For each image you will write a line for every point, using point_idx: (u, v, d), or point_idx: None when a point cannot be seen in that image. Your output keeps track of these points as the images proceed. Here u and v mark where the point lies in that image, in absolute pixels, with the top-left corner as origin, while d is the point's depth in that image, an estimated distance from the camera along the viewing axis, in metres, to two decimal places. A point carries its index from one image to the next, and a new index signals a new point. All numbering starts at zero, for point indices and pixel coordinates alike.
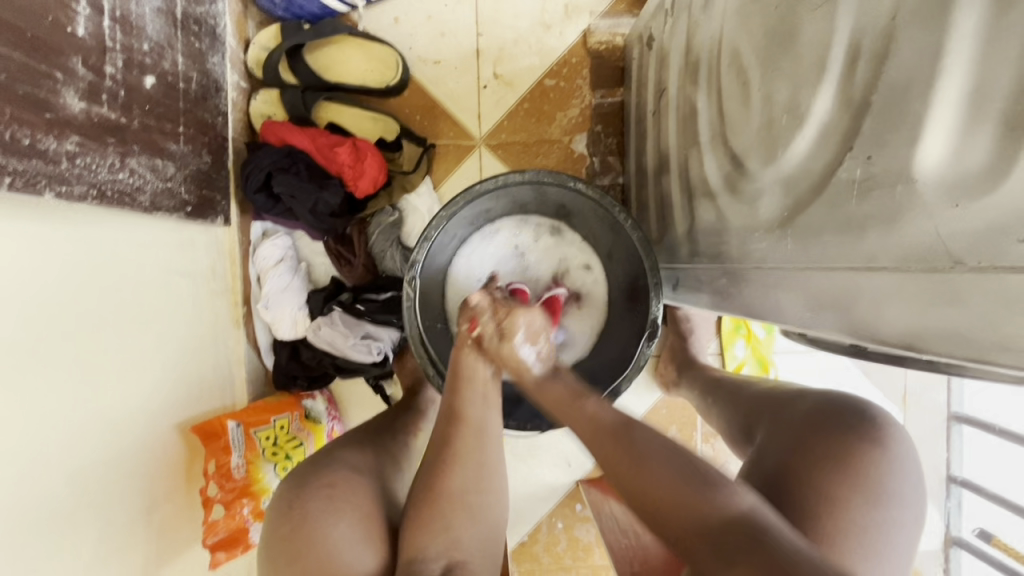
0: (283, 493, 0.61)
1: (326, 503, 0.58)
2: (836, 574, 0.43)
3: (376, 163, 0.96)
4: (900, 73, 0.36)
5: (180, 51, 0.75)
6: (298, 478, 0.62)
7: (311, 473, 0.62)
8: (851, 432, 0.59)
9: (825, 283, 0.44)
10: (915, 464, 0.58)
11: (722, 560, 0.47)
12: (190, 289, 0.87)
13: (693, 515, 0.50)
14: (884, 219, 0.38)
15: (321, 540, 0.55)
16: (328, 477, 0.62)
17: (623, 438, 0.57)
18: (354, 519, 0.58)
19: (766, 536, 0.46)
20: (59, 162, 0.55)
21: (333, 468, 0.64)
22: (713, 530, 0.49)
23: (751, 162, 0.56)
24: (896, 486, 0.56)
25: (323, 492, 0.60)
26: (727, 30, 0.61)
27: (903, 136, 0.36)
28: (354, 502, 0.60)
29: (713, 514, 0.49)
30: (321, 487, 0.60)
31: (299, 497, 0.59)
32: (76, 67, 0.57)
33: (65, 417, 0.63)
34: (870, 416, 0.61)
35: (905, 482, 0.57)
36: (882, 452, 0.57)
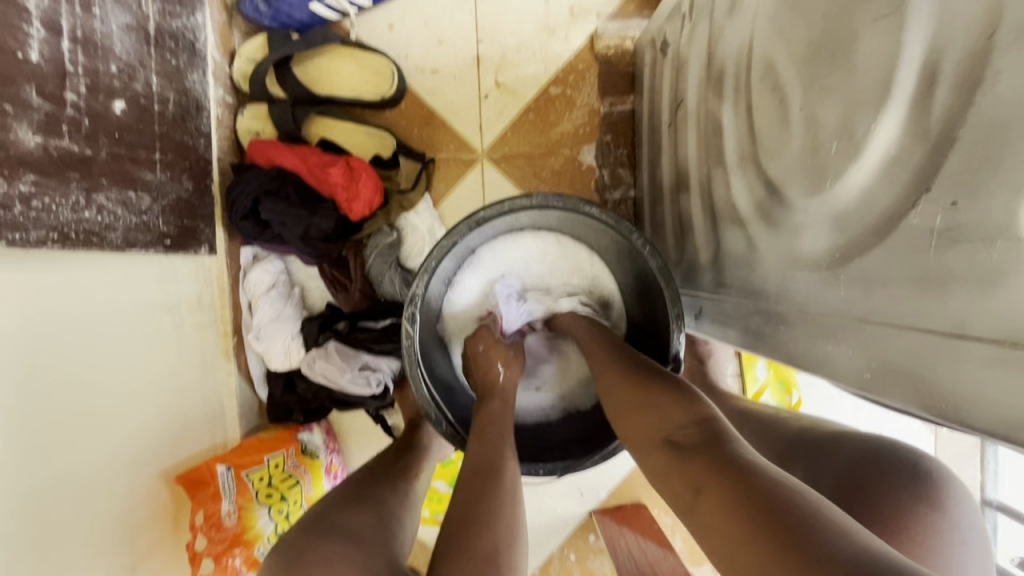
0: (273, 568, 0.55)
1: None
2: (826, 508, 0.38)
3: (371, 184, 0.89)
4: (999, 106, 0.30)
5: (155, 70, 0.69)
6: (287, 557, 0.55)
7: (302, 545, 0.56)
8: (906, 489, 0.52)
9: (891, 344, 0.38)
10: (976, 522, 0.53)
11: (678, 456, 0.47)
12: (175, 324, 0.81)
13: (673, 414, 0.52)
14: (977, 280, 0.31)
15: None
16: (324, 553, 0.55)
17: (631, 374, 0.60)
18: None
19: (732, 442, 0.46)
20: (10, 206, 0.49)
21: (328, 535, 0.57)
22: (673, 431, 0.50)
23: (790, 191, 0.50)
24: (959, 558, 0.50)
25: (317, 570, 0.53)
26: (758, 39, 0.54)
27: (1006, 183, 0.29)
28: None
29: (688, 417, 0.51)
30: (314, 564, 0.53)
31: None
32: (30, 98, 0.51)
33: (31, 482, 0.57)
34: (930, 472, 0.54)
35: (968, 547, 0.51)
36: (943, 516, 0.51)
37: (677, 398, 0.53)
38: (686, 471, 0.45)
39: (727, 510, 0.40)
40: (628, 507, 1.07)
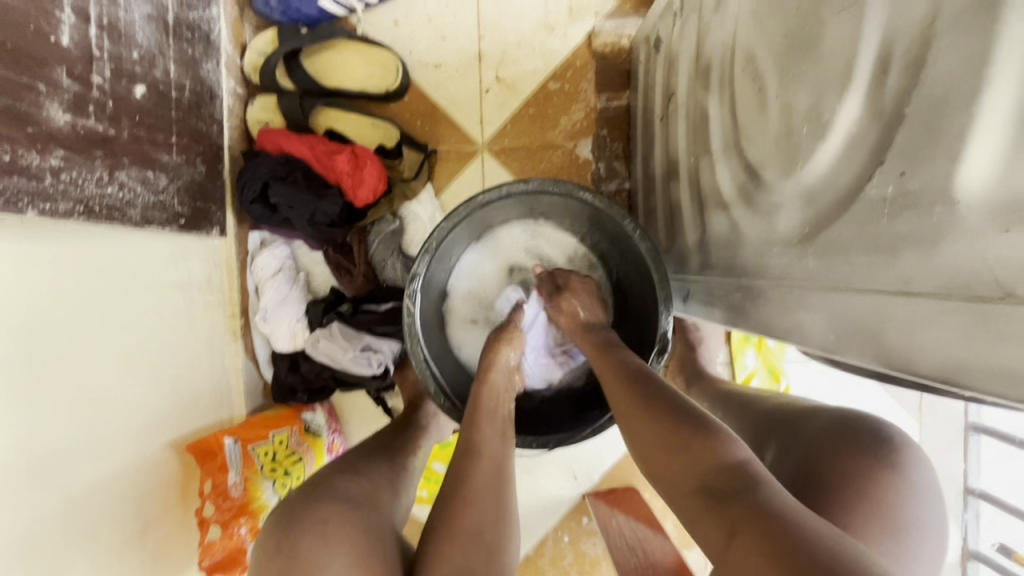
0: (274, 528, 0.58)
1: (320, 543, 0.54)
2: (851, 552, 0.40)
3: (375, 171, 0.93)
4: (939, 85, 0.33)
5: (173, 59, 0.73)
6: (287, 516, 0.57)
7: (303, 506, 0.58)
8: (869, 454, 0.56)
9: (851, 307, 0.41)
10: (937, 488, 0.56)
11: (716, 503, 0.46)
12: (185, 302, 0.85)
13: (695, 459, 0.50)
14: (922, 242, 0.35)
15: None
16: (322, 512, 0.58)
17: (660, 409, 0.56)
18: (351, 557, 0.54)
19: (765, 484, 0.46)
20: (42, 178, 0.52)
21: (327, 499, 0.60)
22: (705, 479, 0.49)
23: (767, 173, 0.54)
24: (917, 517, 0.53)
25: (316, 529, 0.55)
26: (740, 33, 0.58)
27: (945, 154, 0.33)
28: (351, 538, 0.56)
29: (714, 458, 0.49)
30: (314, 524, 0.56)
31: (291, 536, 0.55)
32: (60, 78, 0.55)
33: (53, 442, 0.60)
34: (891, 438, 0.58)
35: (926, 511, 0.54)
36: (902, 477, 0.55)
37: (710, 438, 0.51)
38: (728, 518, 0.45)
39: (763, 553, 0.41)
40: (620, 490, 1.11)
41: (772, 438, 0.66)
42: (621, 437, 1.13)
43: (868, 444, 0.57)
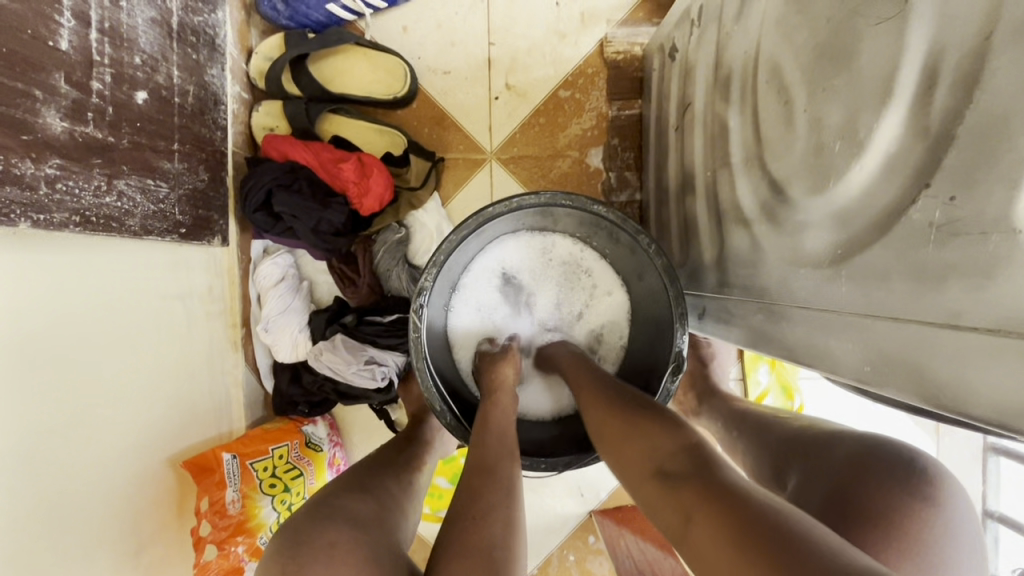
0: (277, 550, 0.55)
1: (325, 568, 0.51)
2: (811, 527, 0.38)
3: (382, 181, 0.91)
4: (997, 104, 0.31)
5: (176, 64, 0.71)
6: (295, 538, 0.55)
7: (308, 528, 0.56)
8: (902, 484, 0.53)
9: (890, 337, 0.39)
10: (975, 529, 0.52)
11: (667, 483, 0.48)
12: (185, 312, 0.83)
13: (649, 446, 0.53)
14: (975, 273, 0.32)
15: None
16: (330, 534, 0.55)
17: (623, 414, 0.59)
18: None
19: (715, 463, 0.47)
20: (36, 188, 0.50)
21: (332, 520, 0.57)
22: (661, 462, 0.51)
23: (793, 191, 0.51)
24: (957, 554, 0.50)
25: (322, 553, 0.53)
26: (765, 44, 0.55)
27: (1004, 179, 0.30)
28: (357, 563, 0.53)
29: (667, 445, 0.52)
30: (319, 547, 0.53)
31: (301, 556, 0.52)
32: (58, 84, 0.53)
33: (43, 462, 0.58)
34: (925, 468, 0.55)
35: (965, 546, 0.51)
36: (940, 511, 0.51)
37: (665, 426, 0.55)
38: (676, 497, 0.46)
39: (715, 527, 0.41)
40: (628, 508, 1.08)
41: (796, 464, 0.63)
42: None
43: (896, 471, 0.54)
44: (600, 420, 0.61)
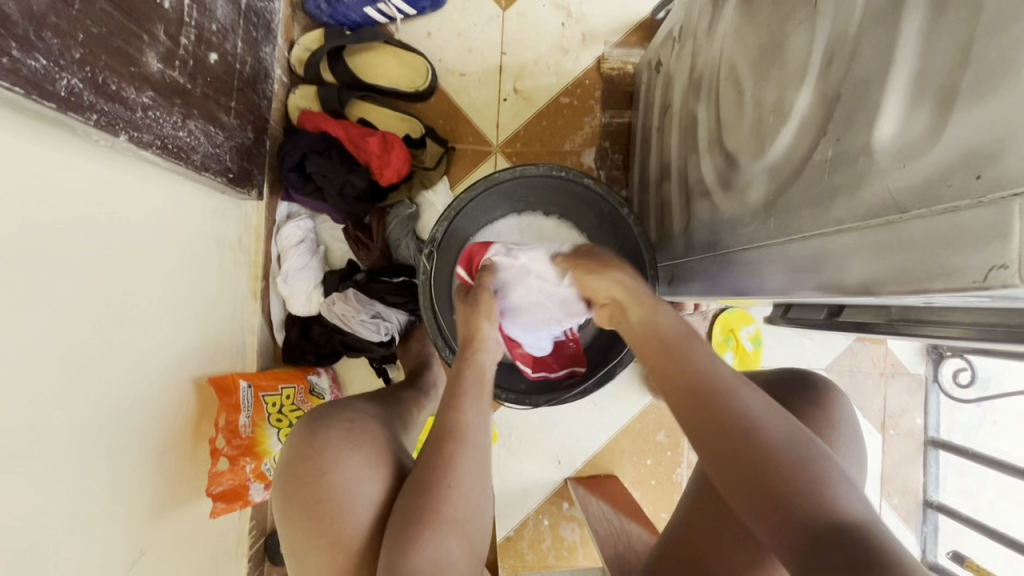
0: (306, 422, 0.67)
1: (347, 434, 0.65)
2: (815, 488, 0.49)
3: (402, 155, 1.03)
4: (863, 68, 0.44)
5: (240, 37, 0.84)
6: (316, 416, 0.66)
7: (332, 410, 0.68)
8: (800, 392, 0.68)
9: (801, 251, 0.51)
10: (857, 426, 0.67)
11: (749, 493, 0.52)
12: (218, 254, 0.93)
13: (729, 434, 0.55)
14: (849, 189, 0.45)
15: (341, 466, 0.62)
16: (346, 416, 0.68)
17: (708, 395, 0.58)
18: (372, 450, 0.65)
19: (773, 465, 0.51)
20: (135, 111, 0.62)
21: (350, 409, 0.70)
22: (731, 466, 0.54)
23: (741, 158, 0.64)
24: (839, 435, 0.65)
25: (343, 425, 0.66)
26: (726, 49, 0.70)
27: (867, 118, 0.43)
28: (370, 437, 0.66)
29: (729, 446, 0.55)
30: (342, 421, 0.66)
31: (322, 427, 0.65)
32: (158, 33, 0.65)
33: (106, 352, 0.67)
34: (818, 381, 0.69)
35: (845, 431, 0.66)
36: (824, 408, 0.66)
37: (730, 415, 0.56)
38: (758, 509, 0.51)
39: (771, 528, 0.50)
40: (600, 476, 1.16)
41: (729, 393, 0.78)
42: (604, 427, 1.20)
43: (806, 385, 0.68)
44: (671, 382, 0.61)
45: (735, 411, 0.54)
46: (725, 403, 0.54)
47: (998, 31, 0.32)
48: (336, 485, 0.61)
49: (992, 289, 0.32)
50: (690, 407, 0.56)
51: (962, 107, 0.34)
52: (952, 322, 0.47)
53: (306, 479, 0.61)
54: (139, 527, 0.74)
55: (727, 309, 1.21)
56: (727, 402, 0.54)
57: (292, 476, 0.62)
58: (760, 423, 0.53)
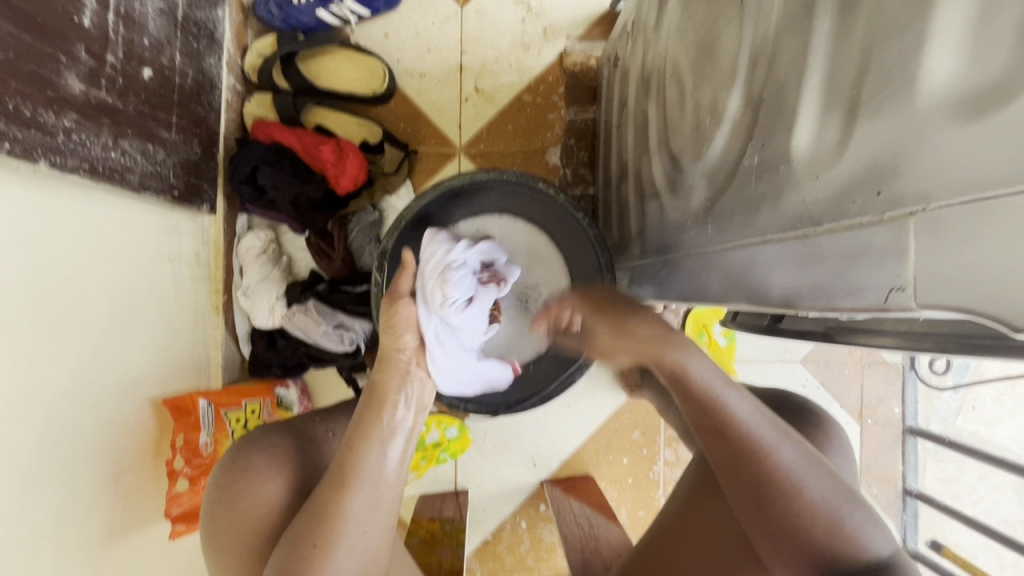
0: (236, 448, 0.69)
1: (265, 458, 0.67)
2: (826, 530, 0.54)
3: (356, 163, 1.02)
4: (780, 73, 0.42)
5: (178, 49, 0.83)
6: (246, 442, 0.70)
7: (261, 435, 0.71)
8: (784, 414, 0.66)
9: (734, 261, 0.50)
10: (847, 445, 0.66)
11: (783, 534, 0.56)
12: (173, 271, 0.91)
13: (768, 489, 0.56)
14: (772, 198, 0.43)
15: (251, 493, 0.64)
16: (272, 440, 0.70)
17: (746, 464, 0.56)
18: (284, 478, 0.66)
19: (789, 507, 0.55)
20: (55, 135, 0.61)
21: (282, 431, 0.72)
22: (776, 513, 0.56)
23: (685, 160, 0.62)
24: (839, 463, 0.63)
25: (265, 448, 0.68)
26: (671, 46, 0.67)
27: (785, 126, 0.41)
28: (288, 463, 0.68)
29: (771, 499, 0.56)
30: (265, 445, 0.68)
31: (243, 452, 0.68)
32: (78, 53, 0.63)
33: (48, 382, 0.65)
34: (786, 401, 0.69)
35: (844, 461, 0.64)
36: (823, 436, 0.65)
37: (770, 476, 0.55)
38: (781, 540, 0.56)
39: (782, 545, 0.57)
40: (576, 477, 1.16)
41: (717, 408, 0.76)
42: (578, 427, 1.19)
43: (781, 410, 0.67)
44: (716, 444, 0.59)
45: (778, 478, 0.55)
46: (770, 469, 0.55)
47: (895, 37, 0.30)
48: (246, 508, 0.63)
49: (892, 311, 0.31)
50: (735, 470, 0.57)
51: (865, 117, 0.33)
52: (886, 331, 0.46)
53: (224, 501, 0.64)
54: (96, 553, 0.73)
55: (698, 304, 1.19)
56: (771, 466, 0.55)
57: (212, 504, 0.65)
58: (801, 490, 0.55)
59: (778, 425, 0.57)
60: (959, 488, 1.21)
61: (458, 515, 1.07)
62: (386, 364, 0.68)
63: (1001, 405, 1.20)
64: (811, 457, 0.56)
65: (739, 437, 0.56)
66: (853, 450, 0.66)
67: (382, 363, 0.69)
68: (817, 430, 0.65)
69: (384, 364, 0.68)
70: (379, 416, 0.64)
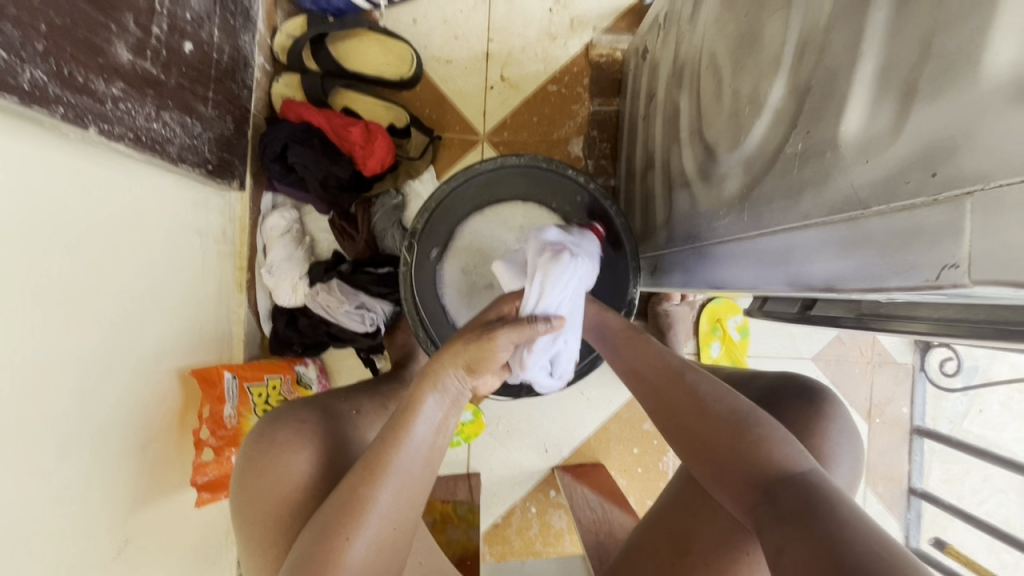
0: (265, 423, 0.71)
1: (295, 433, 0.68)
2: (741, 442, 0.55)
3: (384, 144, 1.03)
4: (830, 62, 0.43)
5: (216, 25, 0.85)
6: (274, 416, 0.71)
7: (289, 411, 0.72)
8: (809, 399, 0.68)
9: (772, 246, 0.51)
10: (858, 428, 0.67)
11: (712, 456, 0.58)
12: (201, 245, 0.93)
13: (684, 410, 0.61)
14: (816, 183, 0.44)
15: (280, 466, 0.65)
16: (301, 415, 0.71)
17: (666, 391, 0.64)
18: (313, 453, 0.67)
19: (706, 423, 0.59)
20: (104, 103, 0.62)
21: (309, 408, 0.73)
22: (697, 433, 0.60)
23: (719, 149, 0.63)
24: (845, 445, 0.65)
25: (294, 424, 0.69)
26: (707, 37, 0.68)
27: (833, 112, 0.42)
28: (317, 438, 0.69)
29: (688, 420, 0.61)
30: (293, 421, 0.70)
31: (271, 427, 0.69)
32: (128, 23, 0.65)
33: (86, 346, 0.67)
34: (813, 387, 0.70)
35: (851, 442, 0.66)
36: (838, 419, 0.66)
37: (681, 396, 0.62)
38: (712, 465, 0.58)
39: (716, 474, 0.57)
40: (587, 464, 1.17)
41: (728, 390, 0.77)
42: (591, 415, 1.20)
43: (798, 392, 0.68)
44: (645, 381, 0.67)
45: (682, 398, 0.62)
46: (679, 392, 0.63)
47: (956, 24, 0.31)
48: (275, 480, 0.64)
49: (944, 288, 0.32)
50: (657, 401, 0.65)
51: (922, 102, 0.34)
52: (921, 318, 0.47)
53: (253, 474, 0.65)
54: (123, 516, 0.75)
55: (714, 299, 1.21)
56: (679, 390, 0.63)
57: (245, 477, 0.66)
58: (703, 405, 0.60)
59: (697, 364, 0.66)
60: (962, 489, 1.23)
61: (471, 497, 1.08)
62: (449, 360, 0.59)
63: (1008, 408, 1.22)
64: (720, 386, 0.62)
65: (655, 372, 0.66)
66: (860, 432, 0.68)
67: (443, 357, 0.59)
68: (838, 417, 0.66)
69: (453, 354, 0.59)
70: (426, 417, 0.58)
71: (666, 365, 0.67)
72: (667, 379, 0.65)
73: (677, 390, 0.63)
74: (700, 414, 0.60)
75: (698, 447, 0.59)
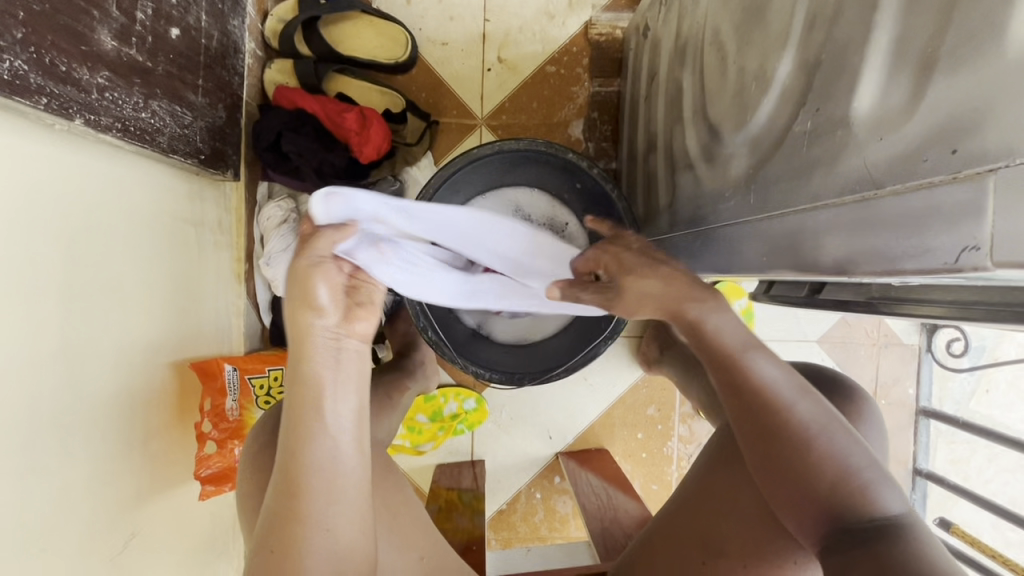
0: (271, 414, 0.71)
1: None
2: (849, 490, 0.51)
3: (380, 130, 1.01)
4: (840, 35, 0.40)
5: (203, 10, 0.82)
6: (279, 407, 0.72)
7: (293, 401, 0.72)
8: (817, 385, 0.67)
9: (778, 229, 0.50)
10: (880, 417, 0.66)
11: (809, 493, 0.52)
12: (197, 237, 0.92)
13: (786, 444, 0.53)
14: (826, 163, 0.42)
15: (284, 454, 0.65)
16: None
17: (763, 418, 0.54)
18: None
19: (813, 464, 0.52)
20: (90, 92, 0.60)
21: None
22: (800, 470, 0.52)
23: (723, 129, 0.61)
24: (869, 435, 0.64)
25: None
26: (710, 12, 0.65)
27: (846, 87, 0.40)
28: None
29: (791, 455, 0.53)
30: None
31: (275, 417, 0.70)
32: (110, 8, 0.63)
33: (82, 343, 0.66)
34: (824, 374, 0.70)
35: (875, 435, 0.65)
36: (858, 409, 0.65)
37: (785, 430, 0.53)
38: (801, 500, 0.53)
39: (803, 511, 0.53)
40: (592, 450, 1.17)
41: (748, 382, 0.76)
42: (595, 402, 1.20)
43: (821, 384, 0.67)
44: (735, 403, 0.56)
45: (791, 430, 0.53)
46: (782, 420, 0.53)
47: None
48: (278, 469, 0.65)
49: (964, 271, 0.31)
50: (744, 422, 0.55)
51: (942, 74, 0.32)
52: (932, 300, 0.46)
53: (258, 462, 0.66)
54: (127, 510, 0.75)
55: (718, 282, 1.19)
56: (784, 419, 0.53)
57: (250, 468, 0.67)
58: (818, 445, 0.52)
59: (801, 378, 0.56)
60: (968, 469, 1.23)
61: (475, 484, 1.08)
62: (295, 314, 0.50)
63: (1015, 388, 1.22)
64: (832, 416, 0.54)
65: (754, 391, 0.55)
66: (882, 422, 0.67)
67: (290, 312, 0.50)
68: (852, 404, 0.65)
69: (295, 314, 0.50)
70: (311, 398, 0.50)
71: (763, 381, 0.55)
72: (767, 403, 0.54)
73: (777, 420, 0.53)
74: (810, 453, 0.52)
75: (794, 480, 0.53)
